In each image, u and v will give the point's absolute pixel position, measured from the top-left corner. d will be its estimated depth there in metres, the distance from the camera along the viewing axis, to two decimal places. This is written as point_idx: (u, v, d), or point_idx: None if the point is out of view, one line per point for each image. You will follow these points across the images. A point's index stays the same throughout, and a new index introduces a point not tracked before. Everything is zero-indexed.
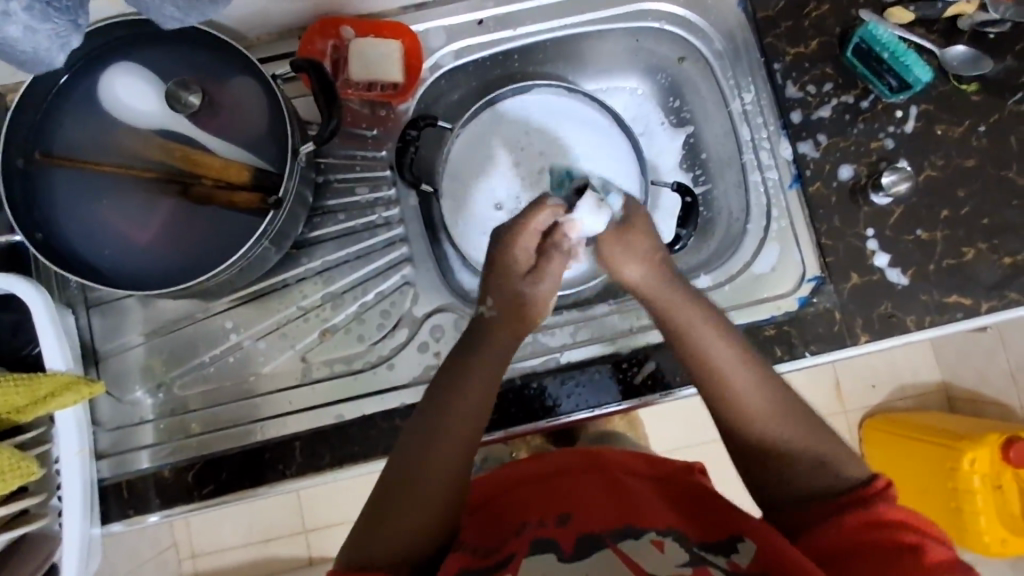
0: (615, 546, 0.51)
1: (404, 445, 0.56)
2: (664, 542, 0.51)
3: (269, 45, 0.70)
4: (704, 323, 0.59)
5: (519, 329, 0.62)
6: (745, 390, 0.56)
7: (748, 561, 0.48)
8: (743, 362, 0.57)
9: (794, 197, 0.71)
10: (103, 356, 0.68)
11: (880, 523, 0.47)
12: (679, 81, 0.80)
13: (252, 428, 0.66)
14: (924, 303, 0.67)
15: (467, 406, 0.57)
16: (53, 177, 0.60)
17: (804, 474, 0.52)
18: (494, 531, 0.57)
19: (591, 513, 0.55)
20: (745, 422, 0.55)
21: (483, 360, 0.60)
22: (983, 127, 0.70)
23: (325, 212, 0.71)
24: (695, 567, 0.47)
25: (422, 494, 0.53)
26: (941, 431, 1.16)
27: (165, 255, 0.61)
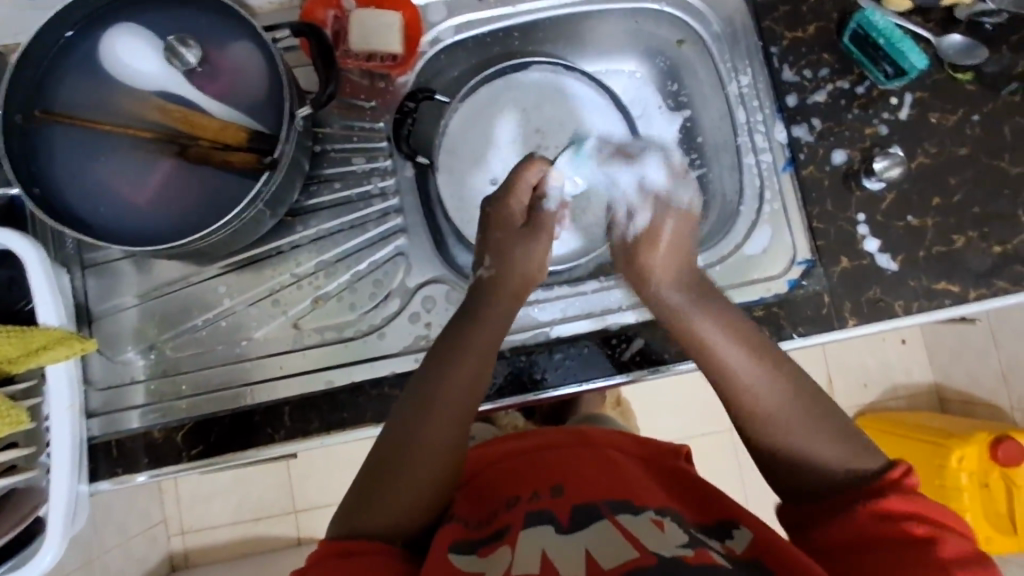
0: (614, 517, 0.51)
1: (409, 418, 0.56)
2: (664, 521, 0.51)
3: (270, 13, 0.71)
4: (707, 310, 0.60)
5: (519, 293, 0.65)
6: (747, 371, 0.56)
7: (743, 548, 0.49)
8: (740, 341, 0.58)
9: (787, 179, 0.71)
10: (97, 317, 0.69)
11: (887, 516, 0.47)
12: (678, 65, 0.80)
13: (243, 391, 0.66)
14: (912, 288, 0.68)
15: (462, 386, 0.58)
16: (51, 134, 0.60)
17: (792, 454, 0.53)
18: (485, 503, 0.58)
19: (585, 487, 0.55)
20: (742, 406, 0.56)
21: (482, 333, 0.61)
22: (977, 116, 0.70)
23: (321, 181, 0.71)
24: (695, 548, 0.47)
25: (418, 471, 0.54)
26: (930, 429, 1.17)
27: (160, 215, 0.61)
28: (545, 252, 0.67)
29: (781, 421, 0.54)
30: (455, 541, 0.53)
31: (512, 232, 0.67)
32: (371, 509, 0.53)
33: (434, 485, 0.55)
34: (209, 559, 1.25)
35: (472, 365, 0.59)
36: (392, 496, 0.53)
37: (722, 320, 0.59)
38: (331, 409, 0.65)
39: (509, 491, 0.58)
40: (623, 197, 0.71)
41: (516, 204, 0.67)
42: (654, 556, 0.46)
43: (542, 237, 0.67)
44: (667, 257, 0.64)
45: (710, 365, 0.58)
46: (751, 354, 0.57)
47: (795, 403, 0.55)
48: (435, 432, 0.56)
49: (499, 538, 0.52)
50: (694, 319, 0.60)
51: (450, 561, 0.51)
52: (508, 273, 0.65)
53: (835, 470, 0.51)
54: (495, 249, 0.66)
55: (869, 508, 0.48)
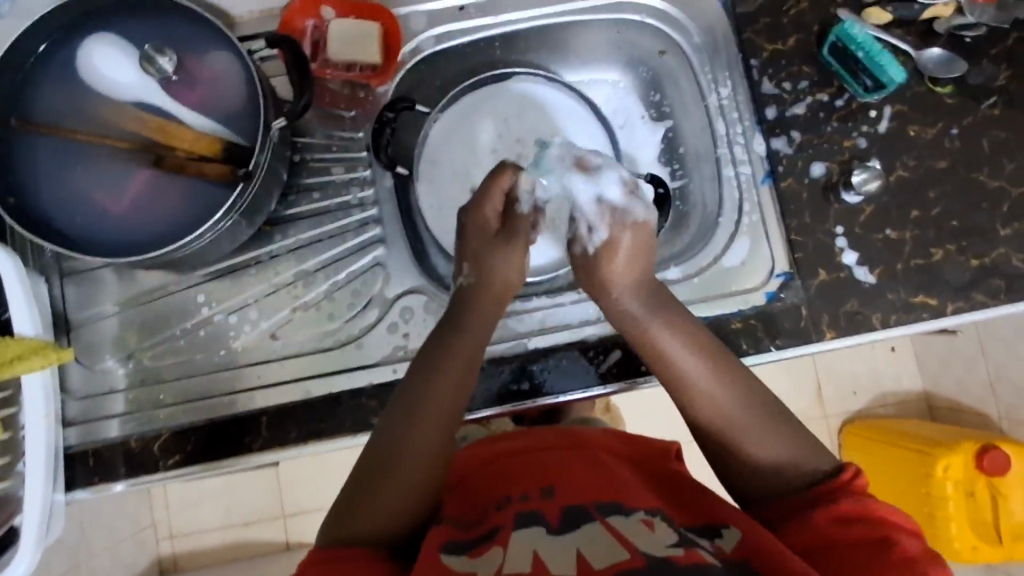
0: (604, 520, 0.51)
1: (396, 422, 0.57)
2: (654, 522, 0.51)
3: (252, 22, 0.71)
4: (666, 321, 0.60)
5: (501, 296, 0.65)
6: (705, 383, 0.57)
7: (733, 545, 0.49)
8: (698, 353, 0.58)
9: (766, 192, 0.71)
10: (76, 325, 0.69)
11: (851, 519, 0.48)
12: (660, 75, 0.80)
13: (221, 401, 0.67)
14: (889, 301, 0.68)
15: (446, 391, 0.58)
16: (28, 144, 0.60)
17: (751, 463, 0.55)
18: (476, 505, 0.59)
19: (575, 489, 0.55)
20: (699, 416, 0.57)
21: (466, 338, 0.61)
22: (956, 129, 0.70)
23: (301, 190, 0.71)
24: (685, 549, 0.47)
25: (406, 475, 0.55)
26: (915, 437, 1.17)
27: (136, 225, 0.61)
28: (523, 257, 0.66)
29: (737, 429, 0.55)
30: (445, 543, 0.53)
31: (488, 241, 0.65)
32: (360, 513, 0.53)
33: (421, 489, 0.55)
34: (198, 562, 1.25)
35: (455, 373, 0.59)
36: (381, 500, 0.54)
37: (681, 331, 0.59)
38: (308, 420, 0.65)
39: (500, 492, 0.58)
40: (581, 222, 0.66)
41: (491, 210, 0.66)
42: (644, 557, 0.46)
43: (516, 245, 0.65)
44: (625, 270, 0.63)
45: (669, 375, 0.59)
46: (708, 364, 0.58)
47: (749, 410, 0.56)
48: (423, 434, 0.56)
49: (491, 538, 0.52)
50: (651, 330, 0.60)
51: (441, 563, 0.50)
52: (490, 280, 0.65)
53: (793, 476, 0.53)
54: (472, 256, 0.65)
55: (830, 510, 0.49)
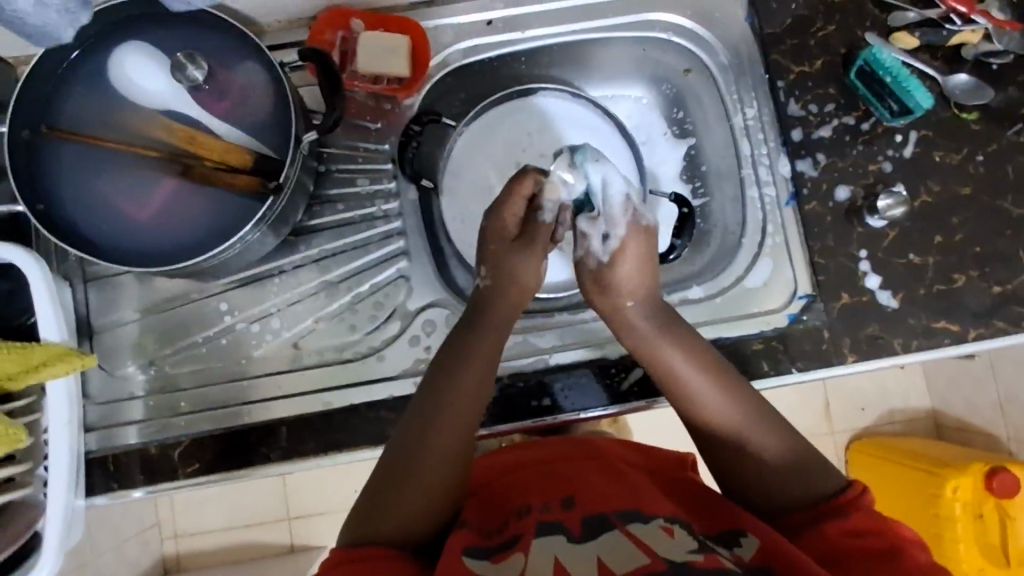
0: (626, 529, 0.52)
1: (415, 425, 0.57)
2: (674, 529, 0.52)
3: (279, 31, 0.70)
4: (671, 338, 0.61)
5: (517, 301, 0.65)
6: (710, 399, 0.59)
7: (751, 554, 0.49)
8: (703, 370, 0.60)
9: (790, 214, 0.71)
10: (97, 331, 0.69)
11: (858, 531, 0.49)
12: (684, 93, 0.80)
13: (239, 410, 0.67)
14: (911, 326, 0.68)
15: (463, 395, 0.58)
16: (56, 151, 0.60)
17: (760, 477, 0.56)
18: (494, 510, 0.59)
19: (595, 499, 0.56)
20: (701, 426, 0.59)
21: (484, 345, 0.61)
22: (981, 155, 0.71)
23: (325, 201, 0.71)
24: (705, 554, 0.48)
25: (427, 478, 0.55)
26: (926, 457, 1.17)
27: (164, 233, 0.61)
28: (541, 264, 0.65)
29: (742, 445, 0.57)
30: (469, 545, 0.53)
31: (501, 249, 0.64)
32: (385, 516, 0.53)
33: (441, 492, 0.55)
34: (202, 563, 1.25)
35: (473, 375, 0.59)
36: (403, 502, 0.54)
37: (687, 348, 0.61)
38: (330, 430, 0.65)
39: (519, 500, 0.59)
40: (593, 231, 0.65)
41: (510, 216, 0.64)
42: (664, 563, 0.47)
43: (534, 252, 0.64)
44: (637, 276, 0.63)
45: (671, 388, 0.61)
46: (708, 378, 0.59)
47: (755, 426, 0.57)
48: (444, 437, 0.56)
49: (512, 545, 0.53)
50: (651, 344, 0.61)
51: (466, 566, 0.51)
52: (507, 288, 0.64)
53: (801, 492, 0.54)
54: (493, 260, 0.64)
55: (837, 524, 0.51)
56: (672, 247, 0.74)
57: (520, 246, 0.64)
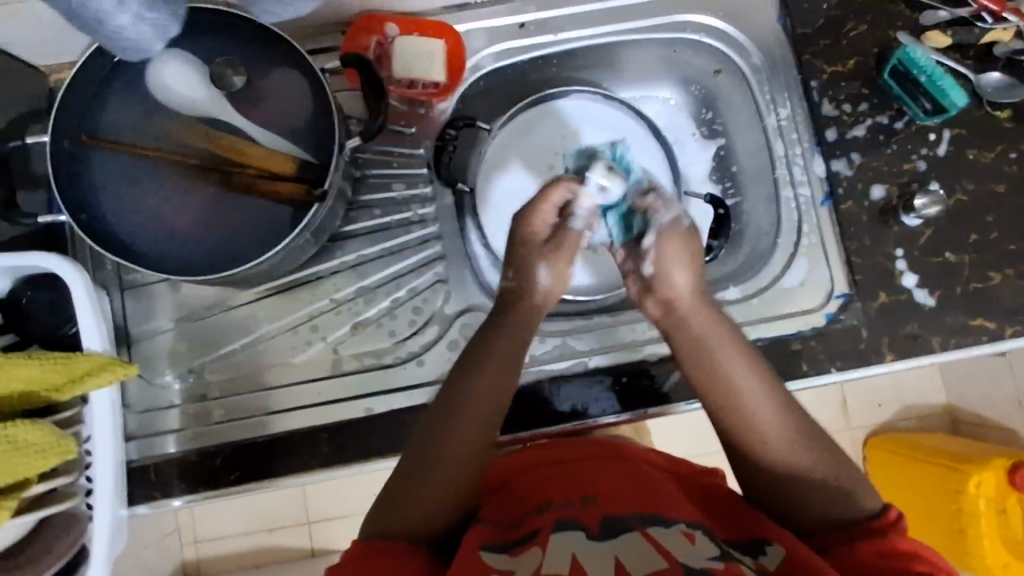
0: (644, 530, 0.50)
1: (436, 422, 0.56)
2: (694, 535, 0.50)
3: (312, 36, 0.70)
4: (717, 333, 0.58)
5: (541, 305, 0.62)
6: (756, 400, 0.55)
7: (776, 564, 0.48)
8: (749, 369, 0.56)
9: (825, 214, 0.72)
10: (135, 340, 0.69)
11: (893, 554, 0.48)
12: (713, 94, 0.80)
13: (266, 420, 0.67)
14: (948, 325, 0.68)
15: (484, 395, 0.57)
16: (95, 160, 0.60)
17: (795, 490, 0.53)
18: (513, 506, 0.58)
19: (615, 500, 0.55)
20: (739, 426, 0.55)
21: (508, 344, 0.59)
22: (1013, 153, 0.71)
23: (361, 207, 0.71)
24: (726, 561, 0.47)
25: (445, 476, 0.54)
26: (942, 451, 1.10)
27: (205, 241, 0.62)
28: (565, 270, 0.62)
29: (783, 452, 0.54)
30: (485, 542, 0.53)
31: (536, 254, 0.62)
32: (401, 510, 0.53)
33: (459, 492, 0.55)
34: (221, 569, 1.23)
35: (496, 377, 0.57)
36: (420, 499, 0.54)
37: (734, 344, 0.57)
38: (370, 437, 0.65)
39: (537, 497, 0.58)
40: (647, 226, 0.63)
41: (540, 224, 0.62)
42: (682, 567, 0.45)
43: (561, 259, 0.62)
44: (678, 274, 0.60)
45: (709, 382, 0.57)
46: (758, 377, 0.56)
47: (799, 434, 0.54)
48: (461, 440, 0.55)
49: (529, 540, 0.52)
50: (698, 335, 0.58)
51: (482, 562, 0.50)
52: (537, 290, 0.62)
53: (835, 510, 0.52)
54: (519, 264, 0.62)
55: (870, 544, 0.49)
56: (710, 248, 0.76)
57: (548, 251, 0.62)
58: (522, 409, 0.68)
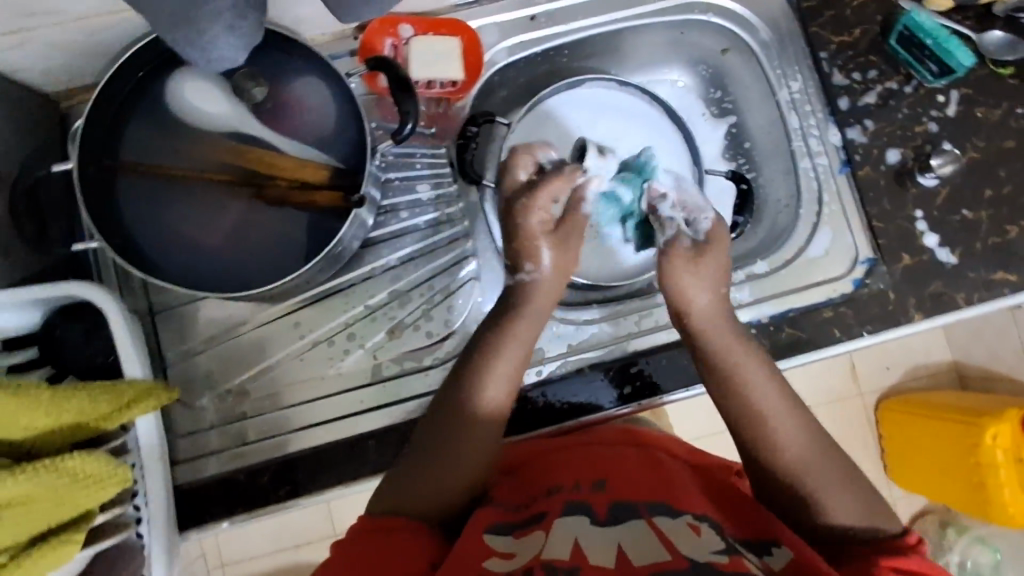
0: (651, 519, 0.50)
1: (451, 407, 0.57)
2: (701, 528, 0.49)
3: (326, 43, 0.70)
4: (745, 354, 0.59)
5: (557, 289, 0.62)
6: (781, 422, 0.56)
7: (781, 565, 0.47)
8: (775, 388, 0.57)
9: (844, 181, 0.73)
10: (170, 362, 0.68)
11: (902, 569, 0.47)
12: (721, 72, 0.81)
13: (285, 440, 0.67)
14: (972, 281, 0.69)
15: (501, 381, 0.58)
16: (123, 185, 0.61)
17: (815, 510, 0.53)
18: (526, 489, 0.58)
19: (629, 487, 0.54)
20: (763, 445, 0.56)
21: (530, 333, 0.61)
22: (1020, 109, 0.71)
23: (389, 211, 0.71)
24: (730, 556, 0.45)
25: (456, 458, 0.55)
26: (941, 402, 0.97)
27: (237, 257, 0.62)
28: (575, 254, 0.63)
29: (804, 473, 0.54)
30: (492, 522, 0.53)
31: (542, 238, 0.61)
32: (409, 487, 0.55)
33: (468, 474, 0.56)
34: None
35: (512, 360, 0.59)
36: (429, 476, 0.55)
37: (761, 364, 0.59)
38: None
39: (549, 481, 0.57)
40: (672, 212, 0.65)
41: (542, 211, 0.61)
42: (687, 561, 0.45)
43: (571, 245, 0.62)
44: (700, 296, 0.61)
45: (734, 394, 0.58)
46: (782, 393, 0.57)
47: (823, 458, 0.55)
48: (478, 436, 0.57)
49: (535, 522, 0.52)
50: (727, 349, 0.59)
51: (483, 542, 0.50)
52: (547, 276, 0.62)
53: (852, 528, 0.52)
54: (521, 247, 0.61)
55: (889, 558, 0.48)
56: (736, 225, 0.76)
57: (551, 236, 0.62)
58: (560, 393, 0.69)
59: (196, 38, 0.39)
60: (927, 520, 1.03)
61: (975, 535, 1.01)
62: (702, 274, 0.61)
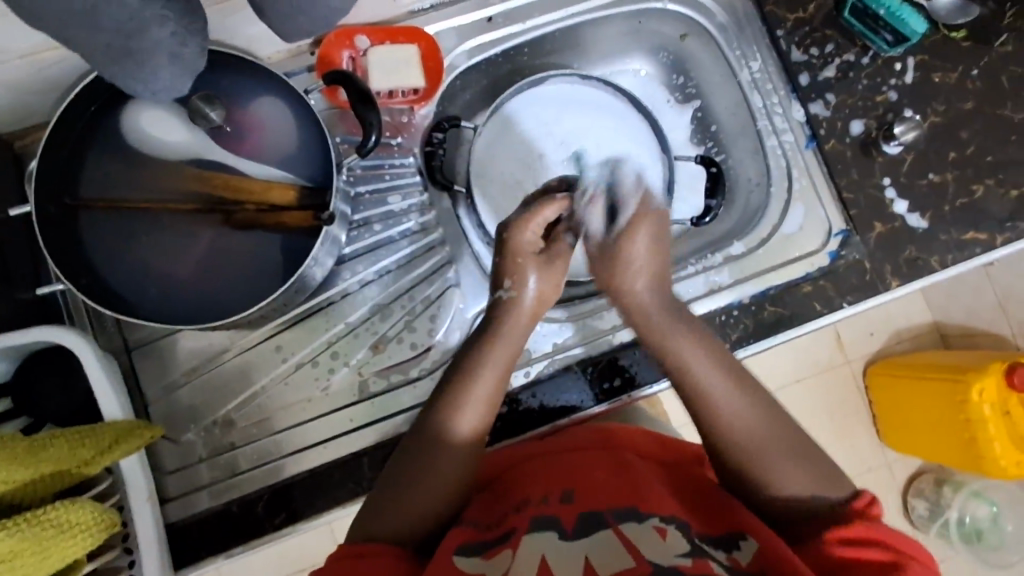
0: (618, 526, 0.49)
1: (426, 432, 0.56)
2: (667, 530, 0.49)
3: (283, 61, 0.69)
4: (681, 334, 0.58)
5: (538, 314, 0.61)
6: (726, 402, 0.55)
7: (749, 559, 0.47)
8: (716, 367, 0.56)
9: (811, 156, 0.74)
10: (151, 399, 0.67)
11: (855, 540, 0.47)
12: (682, 58, 0.82)
13: (283, 463, 0.65)
14: (944, 243, 0.70)
15: (478, 404, 0.57)
16: (86, 223, 0.60)
17: (767, 491, 0.53)
18: (498, 503, 0.57)
19: (596, 492, 0.54)
20: (708, 427, 0.55)
21: (502, 352, 0.59)
22: (976, 70, 0.72)
23: (361, 225, 0.70)
24: (695, 558, 0.46)
25: (433, 480, 0.55)
26: (921, 364, 0.97)
27: (210, 286, 0.61)
28: (558, 279, 0.62)
29: (753, 453, 0.53)
30: (466, 541, 0.53)
31: (529, 260, 0.61)
32: (386, 511, 0.54)
33: (442, 496, 0.55)
34: None
35: (490, 384, 0.58)
36: (405, 501, 0.54)
37: (700, 341, 0.57)
38: None
39: (518, 493, 0.57)
40: (595, 209, 0.64)
41: (534, 230, 0.62)
42: (650, 565, 0.45)
43: (556, 268, 0.61)
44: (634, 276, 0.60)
45: (679, 379, 0.57)
46: (728, 371, 0.56)
47: (772, 435, 0.53)
48: (449, 457, 0.56)
49: (503, 541, 0.51)
50: (666, 334, 0.58)
51: (455, 565, 0.50)
52: (528, 299, 0.60)
53: (806, 505, 0.51)
54: (512, 267, 0.60)
55: (833, 532, 0.48)
56: (709, 210, 0.75)
57: (540, 259, 0.61)
58: (551, 392, 0.69)
59: (136, 70, 0.39)
60: (923, 480, 1.04)
61: (971, 490, 1.02)
62: (628, 267, 0.60)
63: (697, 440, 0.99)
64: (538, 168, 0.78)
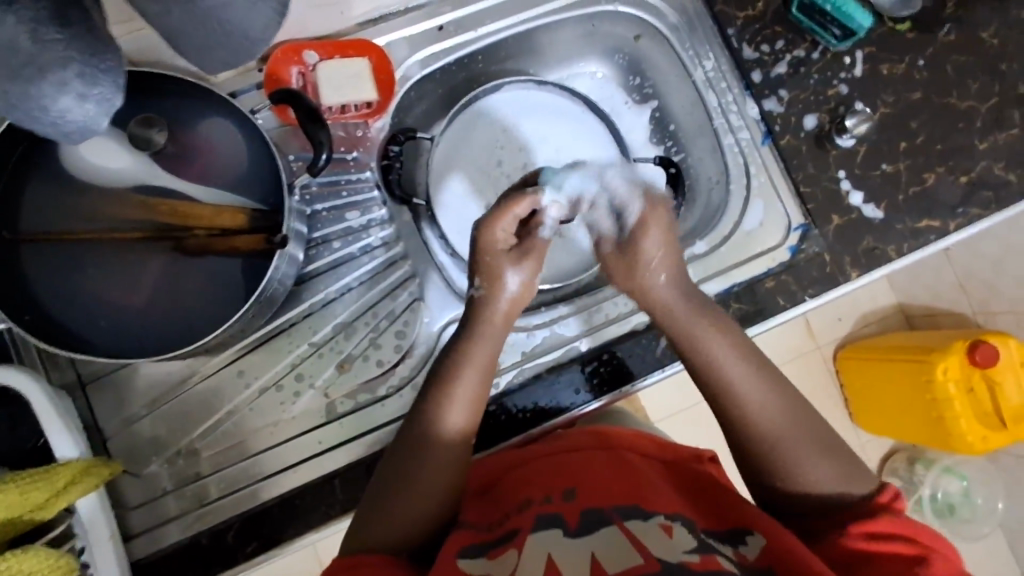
0: (622, 524, 0.49)
1: (411, 443, 0.55)
2: (672, 527, 0.49)
3: (231, 79, 0.66)
4: (708, 326, 0.57)
5: (511, 315, 0.61)
6: (751, 397, 0.55)
7: (756, 553, 0.47)
8: (738, 357, 0.56)
9: (768, 152, 0.74)
10: (111, 434, 0.65)
11: (880, 534, 0.48)
12: (637, 59, 0.82)
13: (257, 488, 0.64)
14: (900, 232, 0.71)
15: (460, 410, 0.57)
16: (27, 257, 0.57)
17: (794, 482, 0.52)
18: (498, 505, 0.56)
19: (596, 489, 0.53)
20: (734, 418, 0.55)
21: (480, 356, 0.58)
22: (922, 61, 0.73)
23: (320, 244, 0.69)
24: (702, 554, 0.46)
25: (425, 488, 0.54)
26: (886, 347, 0.99)
27: (164, 316, 0.59)
28: (532, 279, 0.61)
29: (779, 441, 0.53)
30: (465, 546, 0.52)
31: (501, 260, 0.60)
32: (379, 523, 0.53)
33: (438, 501, 0.55)
34: None
35: (473, 387, 0.57)
36: (398, 510, 0.54)
37: (725, 334, 0.57)
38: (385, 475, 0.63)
39: (519, 494, 0.56)
40: (600, 213, 0.64)
41: (505, 231, 0.60)
42: (658, 563, 0.44)
43: (529, 265, 0.60)
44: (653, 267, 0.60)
45: (700, 370, 0.57)
46: (749, 361, 0.56)
47: (796, 429, 0.54)
48: (437, 464, 0.55)
49: (509, 541, 0.51)
50: (686, 326, 0.58)
51: (458, 568, 0.49)
52: (504, 300, 0.60)
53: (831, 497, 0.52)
54: (487, 271, 0.60)
55: (856, 527, 0.49)
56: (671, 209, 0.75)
57: (516, 255, 0.61)
58: (522, 402, 0.68)
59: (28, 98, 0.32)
60: (896, 459, 1.07)
61: (942, 467, 1.05)
62: (643, 258, 0.60)
63: (677, 435, 1.00)
64: (500, 174, 0.78)
